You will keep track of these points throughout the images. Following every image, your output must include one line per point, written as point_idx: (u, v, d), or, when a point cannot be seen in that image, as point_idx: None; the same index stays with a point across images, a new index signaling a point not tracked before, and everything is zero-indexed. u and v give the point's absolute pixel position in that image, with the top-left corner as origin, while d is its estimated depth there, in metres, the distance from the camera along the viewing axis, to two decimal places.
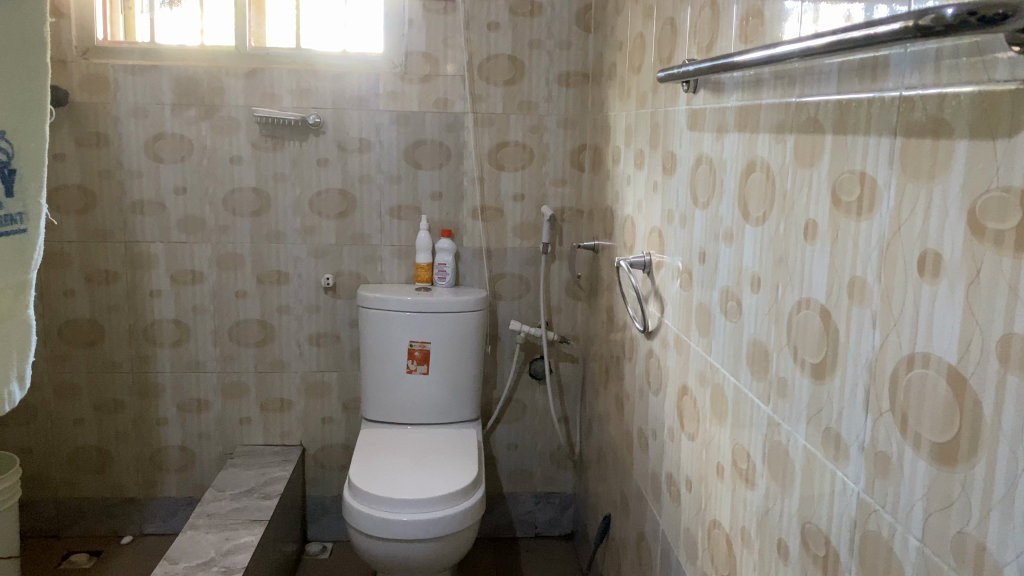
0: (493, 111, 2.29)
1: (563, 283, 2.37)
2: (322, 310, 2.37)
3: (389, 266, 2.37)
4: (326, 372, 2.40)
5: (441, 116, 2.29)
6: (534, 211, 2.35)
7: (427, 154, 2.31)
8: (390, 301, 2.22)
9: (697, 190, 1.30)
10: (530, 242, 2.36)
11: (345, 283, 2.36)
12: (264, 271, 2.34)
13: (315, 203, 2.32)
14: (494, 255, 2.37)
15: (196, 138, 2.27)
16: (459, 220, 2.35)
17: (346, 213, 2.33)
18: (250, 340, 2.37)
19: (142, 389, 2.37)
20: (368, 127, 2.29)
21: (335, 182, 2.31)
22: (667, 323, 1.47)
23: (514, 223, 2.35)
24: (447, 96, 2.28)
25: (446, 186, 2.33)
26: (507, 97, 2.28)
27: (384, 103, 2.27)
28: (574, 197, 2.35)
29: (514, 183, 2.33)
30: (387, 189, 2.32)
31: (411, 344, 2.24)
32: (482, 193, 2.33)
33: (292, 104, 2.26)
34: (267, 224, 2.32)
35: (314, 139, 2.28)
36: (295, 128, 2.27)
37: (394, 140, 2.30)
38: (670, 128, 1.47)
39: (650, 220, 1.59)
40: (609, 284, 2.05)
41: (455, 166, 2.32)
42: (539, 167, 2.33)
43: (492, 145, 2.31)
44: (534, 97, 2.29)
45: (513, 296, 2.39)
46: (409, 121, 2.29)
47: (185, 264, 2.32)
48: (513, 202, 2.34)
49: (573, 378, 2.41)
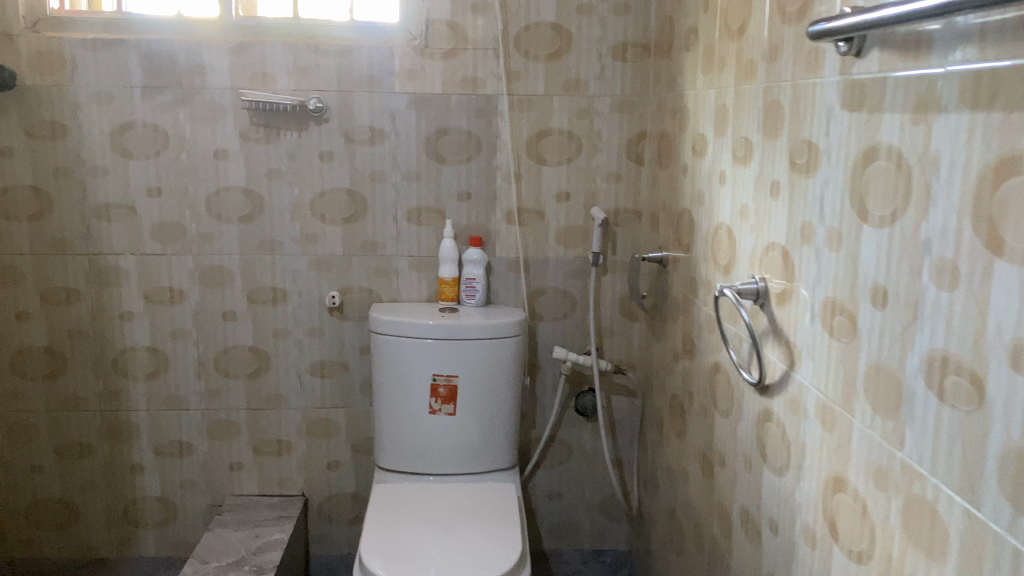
0: (532, 91, 1.87)
1: (616, 301, 1.96)
2: (326, 335, 1.96)
3: (407, 281, 1.96)
4: (332, 409, 2.00)
5: (469, 99, 1.87)
6: (582, 213, 1.93)
7: (452, 144, 1.89)
8: (408, 326, 1.81)
9: (867, 198, 0.89)
10: (577, 252, 1.95)
11: (354, 302, 1.96)
12: (256, 289, 1.94)
13: (317, 206, 1.91)
14: (533, 268, 1.95)
15: (172, 128, 1.86)
16: (491, 225, 1.94)
17: (355, 218, 1.92)
18: (241, 372, 1.97)
19: (111, 430, 1.97)
20: (380, 112, 1.88)
21: (340, 180, 1.90)
22: (799, 382, 1.06)
23: (557, 228, 1.94)
24: (477, 74, 1.86)
25: (476, 185, 1.92)
26: (549, 74, 1.87)
27: (399, 83, 1.86)
28: (631, 196, 1.93)
29: (558, 180, 1.92)
30: (405, 188, 1.91)
31: (434, 379, 1.84)
32: (519, 192, 1.92)
33: (289, 85, 1.86)
34: (259, 232, 1.92)
35: (315, 128, 1.88)
36: (292, 115, 1.87)
37: (412, 128, 1.88)
38: (804, 108, 1.05)
39: (764, 234, 1.17)
40: (679, 307, 1.64)
41: (486, 160, 1.90)
42: (588, 160, 1.91)
43: (532, 133, 1.89)
44: (582, 74, 1.87)
45: (556, 316, 1.97)
46: (429, 106, 1.87)
47: (161, 280, 1.92)
48: (557, 203, 1.93)
49: (629, 415, 2.00)
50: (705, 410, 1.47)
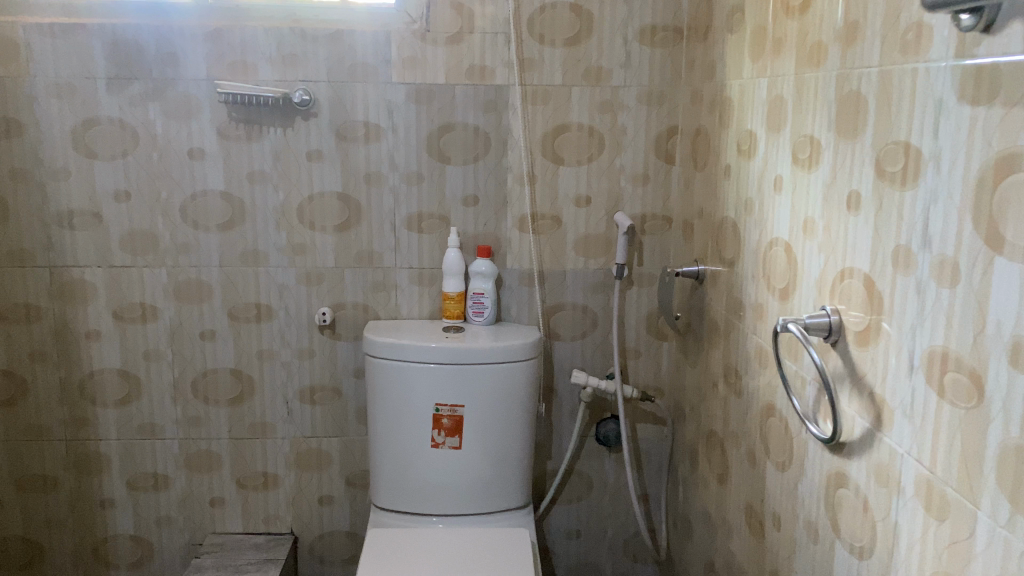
0: (547, 81, 1.65)
1: (642, 318, 1.74)
2: (317, 356, 1.76)
3: (408, 296, 1.74)
4: (324, 439, 1.79)
5: (476, 90, 1.65)
6: (604, 219, 1.71)
7: (457, 142, 1.68)
8: (407, 348, 1.60)
9: (1002, 221, 0.67)
10: (599, 263, 1.73)
11: (348, 319, 1.75)
12: (239, 305, 1.73)
13: (306, 211, 1.70)
14: (549, 281, 1.73)
15: (142, 125, 1.65)
16: (502, 233, 1.72)
17: (348, 225, 1.71)
18: (222, 397, 1.77)
19: (79, 461, 1.77)
20: (376, 106, 1.66)
21: (331, 182, 1.69)
22: (888, 447, 0.84)
23: (576, 236, 1.72)
24: (484, 62, 1.64)
25: (484, 188, 1.70)
26: (567, 61, 1.64)
27: (397, 73, 1.64)
28: (660, 200, 1.70)
29: (577, 182, 1.70)
30: (405, 192, 1.70)
31: (436, 409, 1.62)
32: (533, 195, 1.70)
33: (273, 76, 1.64)
34: (241, 242, 1.71)
35: (303, 124, 1.67)
36: (277, 109, 1.66)
37: (412, 124, 1.67)
38: (897, 101, 0.82)
39: (838, 256, 0.95)
40: (718, 330, 1.42)
41: (496, 160, 1.69)
42: (611, 159, 1.69)
43: (547, 129, 1.67)
44: (604, 62, 1.64)
45: (574, 335, 1.76)
46: (431, 99, 1.66)
47: (132, 295, 1.72)
48: (576, 207, 1.71)
49: (656, 445, 1.78)
50: (752, 457, 1.25)
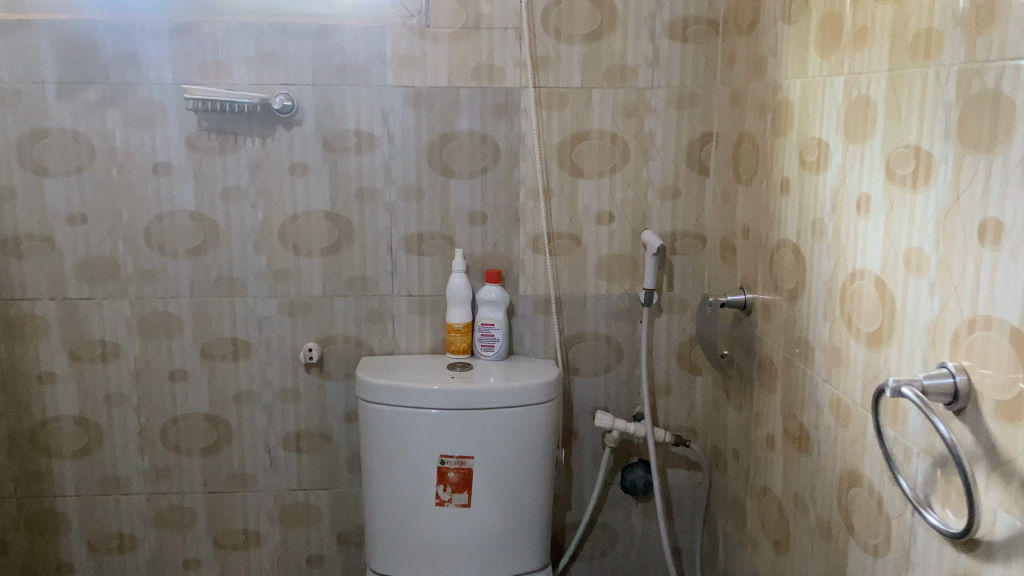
0: (564, 82, 1.45)
1: (673, 349, 1.54)
2: (304, 397, 1.54)
3: (406, 328, 1.53)
4: (312, 491, 1.58)
5: (483, 93, 1.45)
6: (629, 238, 1.51)
7: (462, 152, 1.47)
8: (409, 392, 1.39)
9: None
10: (624, 288, 1.52)
11: (339, 355, 1.53)
12: (213, 341, 1.51)
13: (289, 233, 1.49)
14: (568, 309, 1.53)
15: (99, 136, 1.43)
16: (514, 256, 1.51)
17: (338, 248, 1.49)
18: (196, 446, 1.55)
19: (32, 521, 1.55)
20: (369, 112, 1.45)
21: (318, 199, 1.48)
22: None
23: (598, 258, 1.51)
24: (492, 61, 1.43)
25: (493, 204, 1.49)
26: (587, 59, 1.44)
27: (393, 74, 1.44)
28: (693, 216, 1.50)
29: (599, 197, 1.49)
30: (402, 210, 1.49)
31: (442, 461, 1.41)
32: (549, 212, 1.49)
33: (249, 78, 1.43)
34: (215, 269, 1.49)
35: (285, 134, 1.45)
36: (254, 116, 1.44)
37: (410, 132, 1.46)
38: None
39: (965, 300, 0.75)
40: (772, 372, 1.22)
41: (506, 172, 1.48)
42: (638, 170, 1.48)
43: (565, 137, 1.47)
44: (629, 59, 1.44)
45: (596, 370, 1.55)
46: (432, 103, 1.45)
47: (90, 332, 1.50)
48: (598, 225, 1.50)
49: (689, 493, 1.58)
50: (825, 528, 1.05)
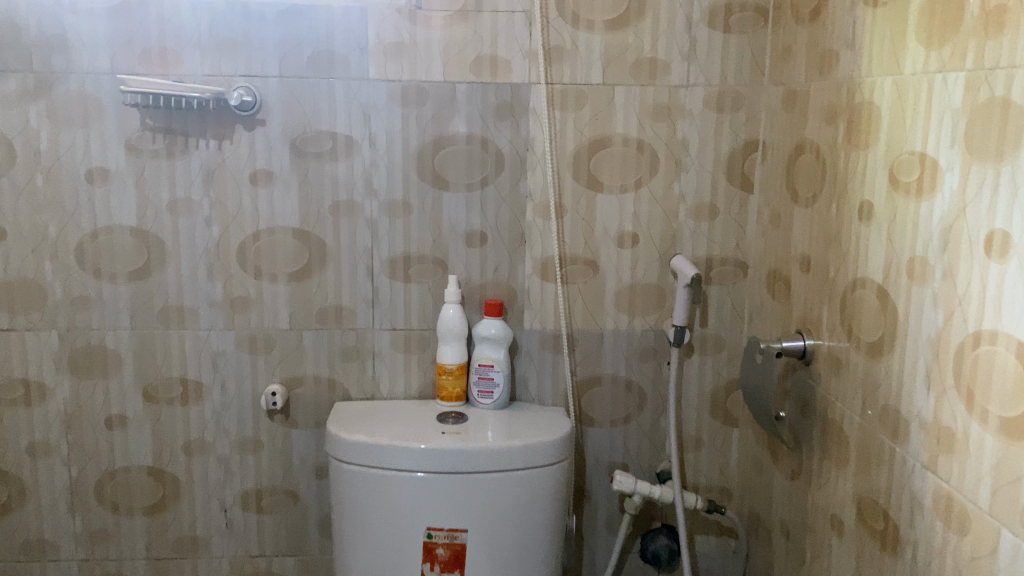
0: (582, 77, 1.21)
1: (704, 395, 1.31)
2: (266, 448, 1.30)
3: (389, 367, 1.29)
4: (276, 557, 1.34)
5: (485, 90, 1.21)
6: (656, 265, 1.27)
7: (458, 159, 1.23)
8: (391, 453, 1.15)
9: None
10: (648, 323, 1.28)
11: (307, 399, 1.29)
12: (158, 381, 1.27)
13: (250, 254, 1.24)
14: (581, 348, 1.29)
15: (20, 135, 1.18)
16: (518, 284, 1.27)
17: (308, 272, 1.25)
18: (137, 504, 1.30)
19: None
20: (348, 111, 1.21)
21: (285, 214, 1.23)
22: None
23: (619, 288, 1.27)
24: (496, 51, 1.19)
25: (495, 222, 1.25)
26: (610, 51, 1.20)
27: (376, 65, 1.20)
28: (733, 239, 1.26)
29: (621, 216, 1.25)
30: (386, 228, 1.24)
31: (429, 536, 1.17)
32: (561, 233, 1.25)
33: (203, 68, 1.18)
34: (161, 296, 1.25)
35: (245, 135, 1.21)
36: (208, 114, 1.20)
37: (396, 135, 1.22)
38: None
39: None
40: (841, 443, 0.98)
41: (511, 185, 1.24)
42: (668, 184, 1.25)
43: (582, 144, 1.23)
44: (660, 52, 1.21)
45: (614, 420, 1.31)
46: (423, 101, 1.21)
47: (10, 369, 1.25)
48: (619, 249, 1.26)
49: (720, 564, 1.35)
50: None
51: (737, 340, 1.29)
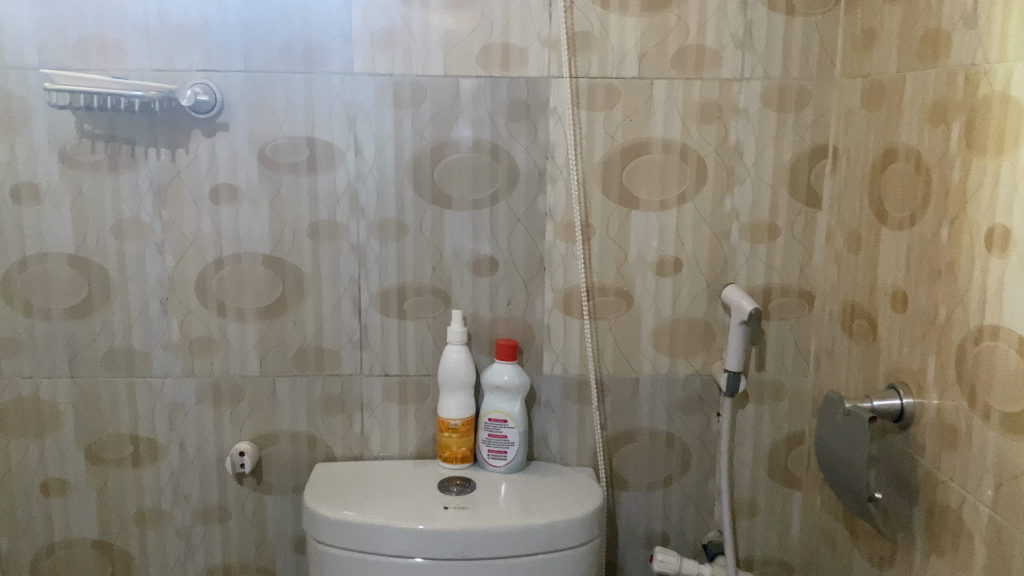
0: (614, 69, 0.99)
1: (761, 452, 1.09)
2: (235, 518, 1.08)
3: (381, 421, 1.07)
4: None
5: (494, 87, 0.99)
6: (702, 297, 1.05)
7: (462, 170, 1.01)
8: (381, 535, 0.93)
9: None
10: (693, 366, 1.07)
11: (283, 460, 1.07)
12: (103, 440, 1.05)
13: (212, 287, 1.03)
14: (613, 397, 1.07)
15: None
16: (536, 320, 1.05)
17: (283, 307, 1.04)
18: None
19: None
20: (328, 113, 0.99)
21: (254, 238, 1.02)
22: None
23: (658, 324, 1.05)
24: (508, 38, 0.98)
25: (508, 247, 1.03)
26: (648, 37, 0.98)
27: (362, 56, 0.98)
28: (796, 265, 1.05)
29: (661, 238, 1.03)
30: (375, 254, 1.03)
31: None
32: (588, 259, 1.03)
33: (151, 62, 0.97)
34: (105, 338, 1.03)
35: (204, 143, 0.99)
36: (158, 118, 0.99)
37: (387, 141, 1.00)
38: None
39: None
40: (958, 539, 0.76)
41: (527, 202, 1.02)
42: (717, 200, 1.03)
43: (613, 151, 1.01)
44: (708, 38, 0.99)
45: (652, 482, 1.09)
46: (420, 100, 0.99)
47: None
48: (657, 277, 1.04)
49: None
50: None
51: (801, 387, 1.07)
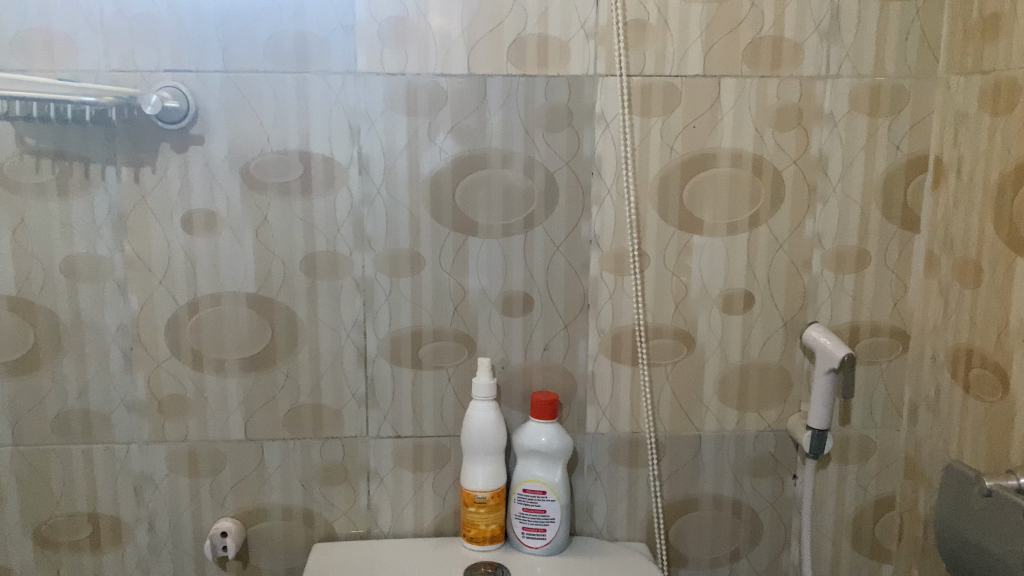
0: (674, 67, 0.82)
1: (843, 521, 0.92)
2: None
3: (392, 491, 0.89)
4: None
5: (529, 89, 0.81)
6: (777, 339, 0.88)
7: (490, 189, 0.83)
8: None
9: None
10: (764, 421, 0.89)
11: (275, 539, 0.89)
12: (56, 520, 0.87)
13: (186, 333, 0.85)
14: (670, 459, 0.89)
15: None
16: (579, 370, 0.87)
17: (273, 357, 0.86)
18: None
19: None
20: (326, 122, 0.81)
21: (237, 274, 0.84)
22: None
23: (723, 372, 0.88)
24: (546, 30, 0.80)
25: (544, 282, 0.85)
26: (715, 28, 0.81)
27: (368, 52, 0.80)
28: (888, 299, 0.88)
29: (728, 269, 0.86)
30: (385, 292, 0.85)
31: None
32: (641, 295, 0.86)
33: (108, 60, 0.79)
34: (56, 398, 0.85)
35: (175, 158, 0.81)
36: (118, 129, 0.80)
37: (399, 156, 0.82)
38: None
39: None
40: None
41: (568, 227, 0.84)
42: (796, 222, 0.85)
43: (672, 165, 0.83)
44: (787, 28, 0.82)
45: (716, 557, 0.92)
46: (438, 106, 0.81)
47: None
48: (724, 316, 0.87)
49: None
50: None
51: (892, 444, 0.90)
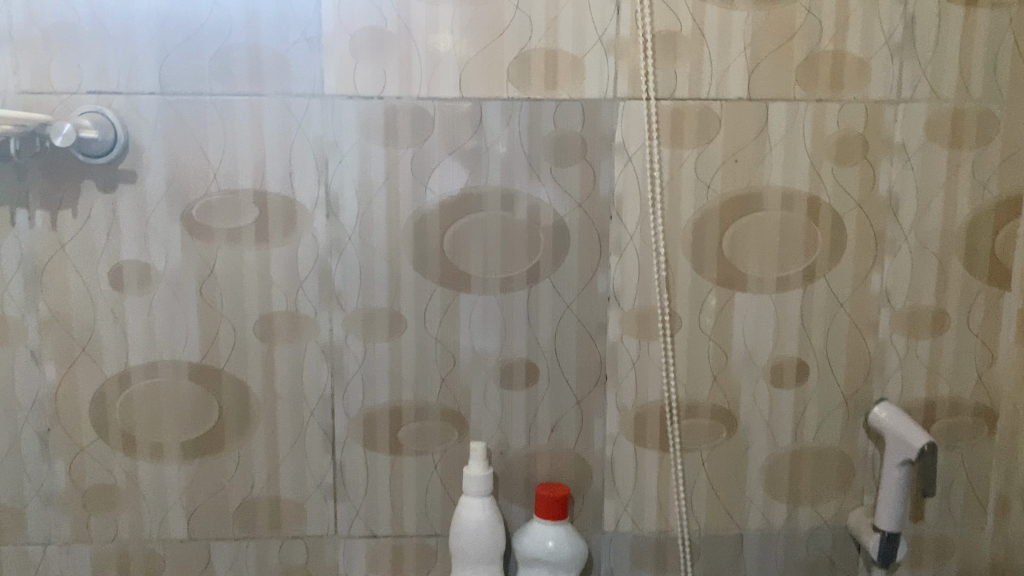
0: (713, 88, 0.66)
1: None
2: None
3: None
4: None
5: (535, 115, 0.66)
6: (836, 418, 0.72)
7: (486, 236, 0.68)
8: None
9: None
10: (820, 518, 0.73)
11: None
12: None
13: (115, 411, 0.69)
14: (705, 563, 0.74)
15: None
16: (594, 455, 0.72)
17: (221, 439, 0.70)
18: None
19: None
20: (286, 155, 0.66)
21: (177, 339, 0.69)
22: None
23: (770, 458, 0.72)
24: (556, 43, 0.65)
25: (553, 349, 0.70)
26: (763, 41, 0.66)
27: (336, 71, 0.65)
28: (973, 371, 0.72)
29: (777, 334, 0.70)
30: (357, 360, 0.69)
31: None
32: (671, 366, 0.70)
33: (16, 80, 0.64)
34: None
35: (98, 199, 0.66)
36: (30, 163, 0.66)
37: (375, 196, 0.67)
38: None
39: None
40: None
41: (581, 283, 0.69)
42: (861, 277, 0.70)
43: (710, 208, 0.68)
44: (851, 41, 0.66)
45: None
46: (423, 136, 0.66)
47: None
48: (772, 391, 0.71)
49: None
50: None
51: (975, 544, 0.74)
